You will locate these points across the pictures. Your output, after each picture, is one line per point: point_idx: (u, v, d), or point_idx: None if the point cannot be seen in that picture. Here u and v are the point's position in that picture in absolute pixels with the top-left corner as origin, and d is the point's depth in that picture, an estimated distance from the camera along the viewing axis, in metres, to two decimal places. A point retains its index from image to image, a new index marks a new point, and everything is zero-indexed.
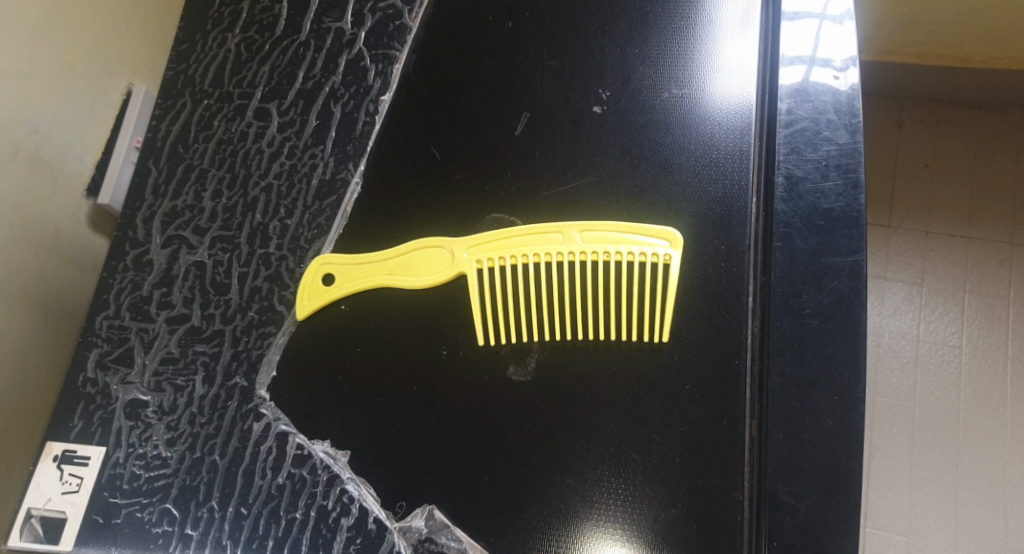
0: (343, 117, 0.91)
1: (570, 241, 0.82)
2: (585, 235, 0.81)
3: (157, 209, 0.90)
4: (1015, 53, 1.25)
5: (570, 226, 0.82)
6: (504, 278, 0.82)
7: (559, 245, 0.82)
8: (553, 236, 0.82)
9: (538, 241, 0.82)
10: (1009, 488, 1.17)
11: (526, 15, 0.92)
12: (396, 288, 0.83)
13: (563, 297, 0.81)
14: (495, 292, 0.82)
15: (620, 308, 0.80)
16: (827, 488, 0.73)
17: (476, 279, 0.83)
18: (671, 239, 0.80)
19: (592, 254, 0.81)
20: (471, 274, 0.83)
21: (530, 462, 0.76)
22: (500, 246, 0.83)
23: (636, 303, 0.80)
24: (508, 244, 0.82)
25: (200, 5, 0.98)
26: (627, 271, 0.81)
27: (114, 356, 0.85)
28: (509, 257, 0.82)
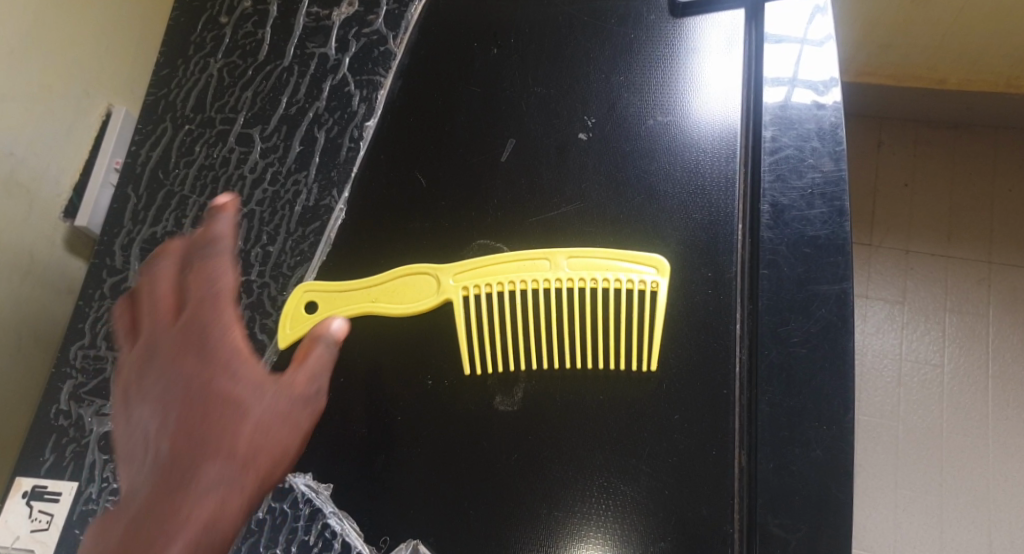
0: (328, 142, 0.90)
1: (558, 268, 0.80)
2: (574, 263, 0.80)
3: (136, 235, 0.88)
4: (989, 76, 1.27)
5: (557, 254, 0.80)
6: (491, 305, 0.81)
7: (546, 273, 0.80)
8: (539, 264, 0.81)
9: (525, 268, 0.81)
10: (993, 508, 1.17)
11: (512, 41, 0.92)
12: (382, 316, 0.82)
13: (550, 324, 0.80)
14: (482, 319, 0.80)
15: (608, 336, 0.79)
16: (816, 518, 0.72)
17: (464, 307, 0.81)
18: (657, 266, 0.79)
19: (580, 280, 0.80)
20: (457, 301, 0.81)
21: (518, 496, 0.75)
22: (487, 272, 0.81)
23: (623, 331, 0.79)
24: (494, 271, 0.81)
25: (183, 30, 0.97)
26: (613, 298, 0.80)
27: (88, 388, 0.82)
28: (496, 284, 0.81)
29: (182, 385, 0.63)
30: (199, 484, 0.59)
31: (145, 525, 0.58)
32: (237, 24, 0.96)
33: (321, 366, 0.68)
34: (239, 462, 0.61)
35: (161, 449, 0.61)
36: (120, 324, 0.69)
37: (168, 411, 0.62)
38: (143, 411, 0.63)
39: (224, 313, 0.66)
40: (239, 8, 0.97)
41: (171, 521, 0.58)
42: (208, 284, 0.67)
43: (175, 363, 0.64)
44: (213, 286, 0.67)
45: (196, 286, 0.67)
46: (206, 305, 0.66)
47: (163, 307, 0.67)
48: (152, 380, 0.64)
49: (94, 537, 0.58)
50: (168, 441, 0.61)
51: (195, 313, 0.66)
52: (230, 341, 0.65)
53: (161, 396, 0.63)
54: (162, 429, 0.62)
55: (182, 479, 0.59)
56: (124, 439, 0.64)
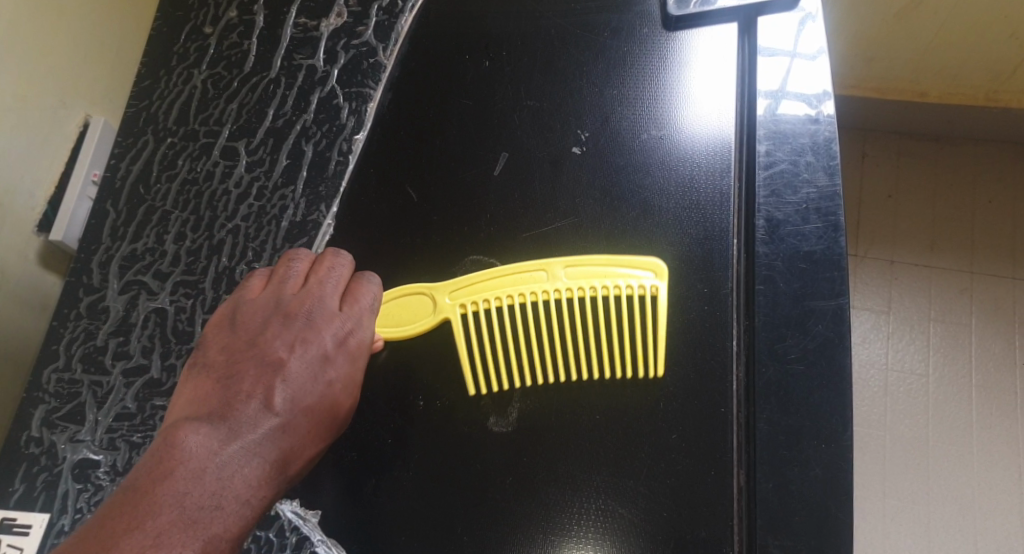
0: (316, 156, 0.88)
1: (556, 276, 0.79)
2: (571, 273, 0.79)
3: (115, 252, 0.85)
4: (970, 90, 1.27)
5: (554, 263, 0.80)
6: (491, 321, 0.79)
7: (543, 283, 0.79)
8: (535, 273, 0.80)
9: (523, 280, 0.79)
10: (979, 519, 1.16)
11: (503, 54, 0.91)
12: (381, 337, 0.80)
13: (550, 337, 0.78)
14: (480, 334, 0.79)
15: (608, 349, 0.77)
16: (816, 539, 0.70)
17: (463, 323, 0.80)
18: (656, 270, 0.79)
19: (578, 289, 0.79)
20: (456, 319, 0.79)
21: (513, 521, 0.73)
22: (483, 285, 0.80)
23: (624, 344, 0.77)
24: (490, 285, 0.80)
25: (166, 40, 0.94)
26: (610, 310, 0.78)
27: (62, 413, 0.79)
28: (494, 299, 0.79)
29: (310, 345, 0.67)
30: (267, 440, 0.62)
31: (215, 448, 0.59)
32: (222, 34, 0.94)
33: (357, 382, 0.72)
34: (297, 450, 0.64)
35: (248, 392, 0.64)
36: (279, 269, 0.74)
37: (263, 362, 0.65)
38: (263, 343, 0.67)
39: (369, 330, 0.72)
40: (223, 18, 0.94)
41: (233, 460, 0.60)
42: (371, 296, 0.74)
43: (290, 325, 0.68)
44: (372, 302, 0.73)
45: (357, 292, 0.73)
46: (362, 321, 0.72)
47: (335, 289, 0.72)
48: (271, 335, 0.67)
49: (161, 448, 0.59)
50: (270, 378, 0.64)
51: (354, 317, 0.71)
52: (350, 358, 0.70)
53: (282, 345, 0.67)
54: (274, 366, 0.65)
55: (261, 416, 0.62)
56: (229, 350, 0.67)
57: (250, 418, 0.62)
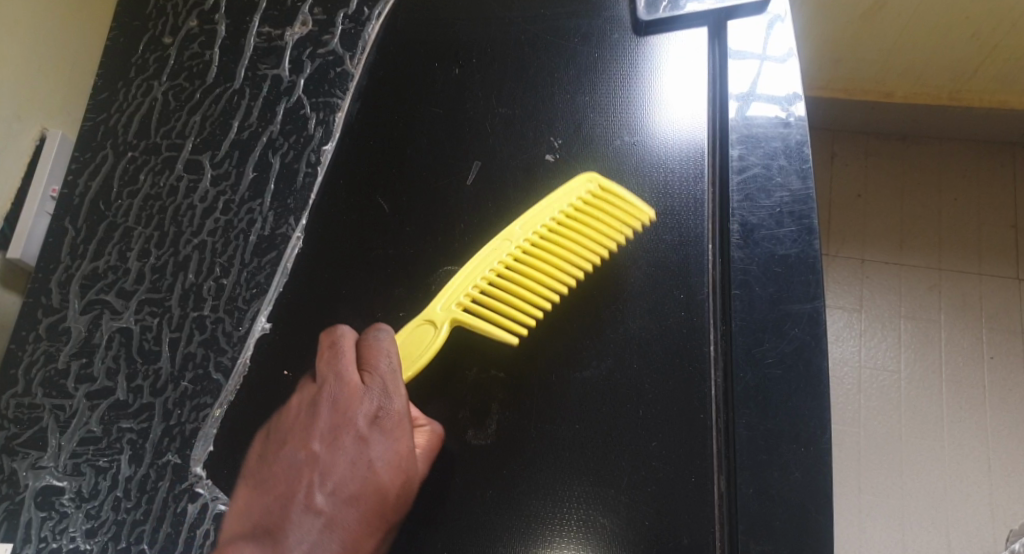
0: (283, 168, 0.85)
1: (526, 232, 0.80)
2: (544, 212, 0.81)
3: (76, 270, 0.81)
4: (933, 90, 1.28)
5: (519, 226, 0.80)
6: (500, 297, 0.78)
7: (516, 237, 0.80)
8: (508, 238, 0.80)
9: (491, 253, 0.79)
10: (950, 511, 1.17)
11: (473, 61, 0.89)
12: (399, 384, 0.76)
13: (561, 247, 0.80)
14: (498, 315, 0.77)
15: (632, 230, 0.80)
16: (797, 543, 0.69)
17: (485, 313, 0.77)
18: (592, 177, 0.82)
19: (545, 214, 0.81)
20: (465, 320, 0.77)
21: (495, 536, 0.72)
22: (474, 270, 0.78)
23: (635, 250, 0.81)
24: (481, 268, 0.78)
25: (123, 50, 0.90)
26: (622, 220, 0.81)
27: (23, 440, 0.76)
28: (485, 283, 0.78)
29: (343, 432, 0.71)
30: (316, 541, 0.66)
31: None
32: (183, 45, 0.90)
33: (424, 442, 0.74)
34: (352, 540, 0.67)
35: (291, 495, 0.68)
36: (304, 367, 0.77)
37: (299, 464, 0.70)
38: (298, 442, 0.71)
39: (396, 389, 0.72)
40: (184, 29, 0.91)
41: None
42: (386, 356, 0.73)
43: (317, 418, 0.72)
44: (388, 365, 0.73)
45: (371, 357, 0.74)
46: (382, 385, 0.72)
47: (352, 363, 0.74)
48: (303, 432, 0.72)
49: None
50: (309, 477, 0.69)
51: (374, 385, 0.72)
52: (386, 426, 0.71)
53: (313, 441, 0.71)
54: (310, 463, 0.70)
55: (304, 525, 0.66)
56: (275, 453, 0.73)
57: (298, 523, 0.67)
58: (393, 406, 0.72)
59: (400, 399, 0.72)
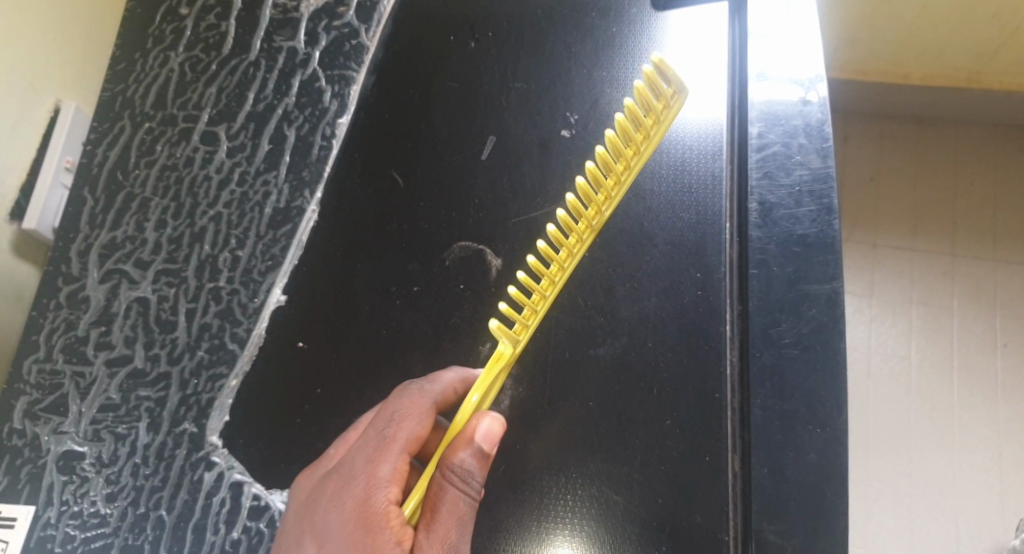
0: (299, 141, 0.85)
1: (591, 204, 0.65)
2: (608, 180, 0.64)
3: (94, 240, 0.82)
4: (952, 71, 1.21)
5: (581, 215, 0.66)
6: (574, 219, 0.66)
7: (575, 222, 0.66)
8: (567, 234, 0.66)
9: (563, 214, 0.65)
10: (957, 495, 1.13)
11: (489, 35, 0.89)
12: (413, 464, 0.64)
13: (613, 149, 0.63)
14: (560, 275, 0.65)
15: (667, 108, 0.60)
16: (813, 524, 0.68)
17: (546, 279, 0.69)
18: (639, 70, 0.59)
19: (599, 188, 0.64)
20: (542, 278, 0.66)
21: (510, 509, 0.73)
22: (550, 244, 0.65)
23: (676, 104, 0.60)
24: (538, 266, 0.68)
25: (139, 20, 0.90)
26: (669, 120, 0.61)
27: (44, 405, 0.77)
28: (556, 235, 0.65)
29: (326, 522, 0.62)
30: None
31: None
32: (198, 15, 0.90)
33: (466, 466, 0.60)
34: None
35: None
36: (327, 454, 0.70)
37: None
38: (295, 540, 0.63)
39: (374, 465, 0.63)
40: None
41: None
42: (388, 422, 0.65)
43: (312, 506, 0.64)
44: (389, 431, 0.65)
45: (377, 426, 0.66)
46: (359, 459, 0.64)
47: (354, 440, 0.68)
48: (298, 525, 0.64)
49: None
50: None
51: (352, 461, 0.64)
52: (350, 513, 0.62)
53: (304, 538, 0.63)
54: None
55: None
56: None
57: None
58: (362, 485, 0.63)
59: (376, 477, 0.63)
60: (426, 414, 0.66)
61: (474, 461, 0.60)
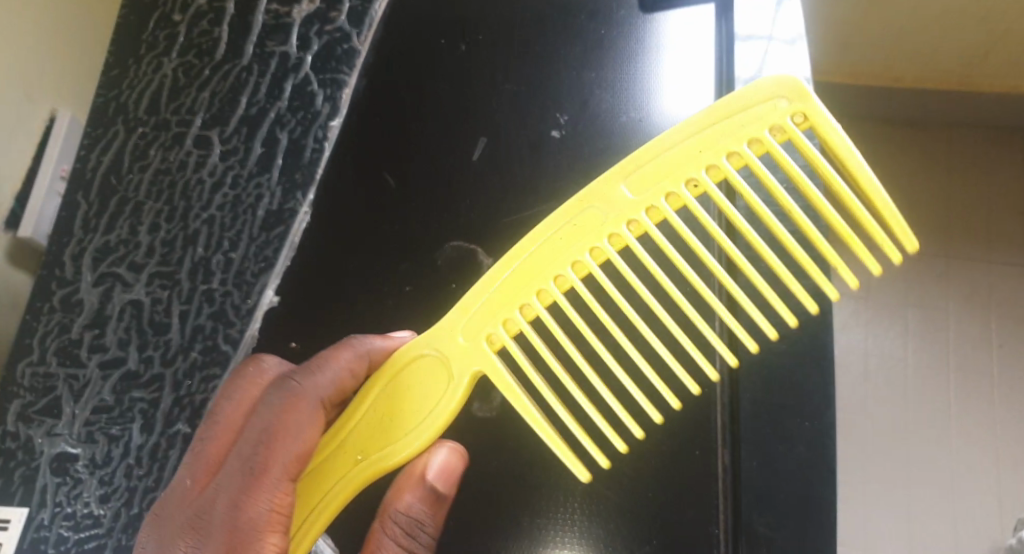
0: (290, 144, 0.85)
1: (694, 181, 0.63)
2: (746, 162, 0.61)
3: (88, 244, 0.82)
4: (941, 74, 1.20)
5: (678, 181, 0.63)
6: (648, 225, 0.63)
7: (669, 207, 0.63)
8: (650, 204, 0.63)
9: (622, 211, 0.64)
10: (955, 496, 1.12)
11: (480, 38, 0.90)
12: (330, 489, 0.65)
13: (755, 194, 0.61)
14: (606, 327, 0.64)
15: (888, 195, 0.60)
16: (801, 517, 0.68)
17: (531, 275, 0.64)
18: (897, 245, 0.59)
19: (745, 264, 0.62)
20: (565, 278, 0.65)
21: (501, 507, 0.74)
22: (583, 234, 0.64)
23: (890, 207, 0.59)
24: (597, 213, 0.64)
25: (133, 27, 0.91)
26: (745, 102, 0.62)
27: (37, 408, 0.77)
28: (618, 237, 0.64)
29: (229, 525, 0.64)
30: None
31: None
32: (192, 22, 0.90)
33: (416, 512, 0.67)
34: None
35: None
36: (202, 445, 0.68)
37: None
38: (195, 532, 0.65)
39: (247, 504, 0.63)
40: (193, 5, 0.91)
41: None
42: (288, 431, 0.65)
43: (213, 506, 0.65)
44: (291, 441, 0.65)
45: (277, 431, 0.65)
46: (236, 494, 0.64)
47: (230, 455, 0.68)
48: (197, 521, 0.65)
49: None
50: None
51: (228, 495, 0.65)
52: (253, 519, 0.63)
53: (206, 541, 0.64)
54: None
55: None
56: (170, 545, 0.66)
57: None
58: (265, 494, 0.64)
59: (251, 520, 0.63)
60: (301, 439, 0.65)
61: (429, 509, 0.67)
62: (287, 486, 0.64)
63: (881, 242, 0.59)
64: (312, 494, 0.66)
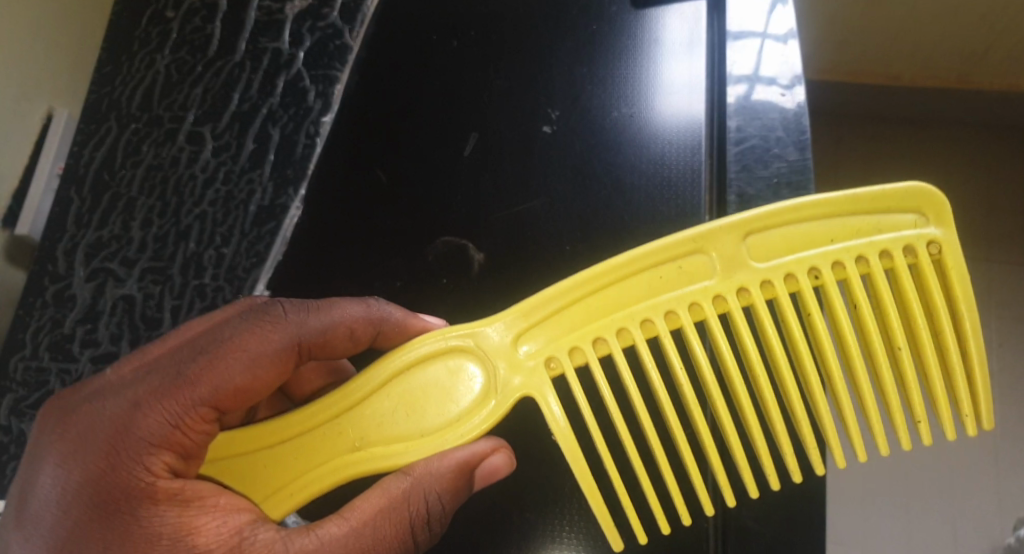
0: (283, 139, 0.86)
1: (817, 272, 0.65)
2: (870, 270, 0.64)
3: (80, 240, 0.83)
4: (941, 72, 1.17)
5: (799, 259, 0.64)
6: (756, 289, 0.65)
7: (785, 287, 0.65)
8: (770, 278, 0.64)
9: (735, 265, 0.65)
10: (957, 495, 1.07)
11: (471, 34, 0.90)
12: (312, 469, 0.64)
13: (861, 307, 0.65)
14: (682, 382, 0.65)
15: (982, 369, 0.65)
16: (793, 513, 0.67)
17: (621, 310, 0.65)
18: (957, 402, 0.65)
19: (832, 375, 0.65)
20: (657, 331, 0.65)
21: (491, 502, 0.73)
22: (690, 284, 0.65)
23: (976, 366, 0.65)
24: (711, 264, 0.65)
25: (127, 27, 0.91)
26: (889, 210, 0.64)
27: (30, 402, 0.77)
28: (722, 296, 0.65)
29: (130, 415, 0.59)
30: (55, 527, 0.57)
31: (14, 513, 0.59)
32: (185, 18, 0.91)
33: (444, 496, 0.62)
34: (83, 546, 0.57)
35: (56, 463, 0.59)
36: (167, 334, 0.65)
37: (77, 431, 0.59)
38: (94, 403, 0.60)
39: (151, 411, 0.59)
40: (186, 3, 0.92)
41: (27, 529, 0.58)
42: (241, 356, 0.62)
43: (127, 390, 0.60)
44: (237, 371, 0.61)
45: (232, 347, 0.62)
46: (143, 394, 0.60)
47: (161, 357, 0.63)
48: (104, 396, 0.61)
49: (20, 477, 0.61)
50: (80, 457, 0.58)
51: (133, 391, 0.60)
52: (155, 424, 0.59)
53: (100, 416, 0.59)
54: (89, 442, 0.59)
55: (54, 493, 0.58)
56: (77, 397, 0.62)
57: (46, 483, 0.59)
58: (183, 404, 0.59)
59: (144, 428, 0.58)
60: (249, 367, 0.62)
61: (457, 503, 0.62)
62: (206, 411, 0.60)
63: (966, 420, 0.64)
64: (277, 462, 0.64)
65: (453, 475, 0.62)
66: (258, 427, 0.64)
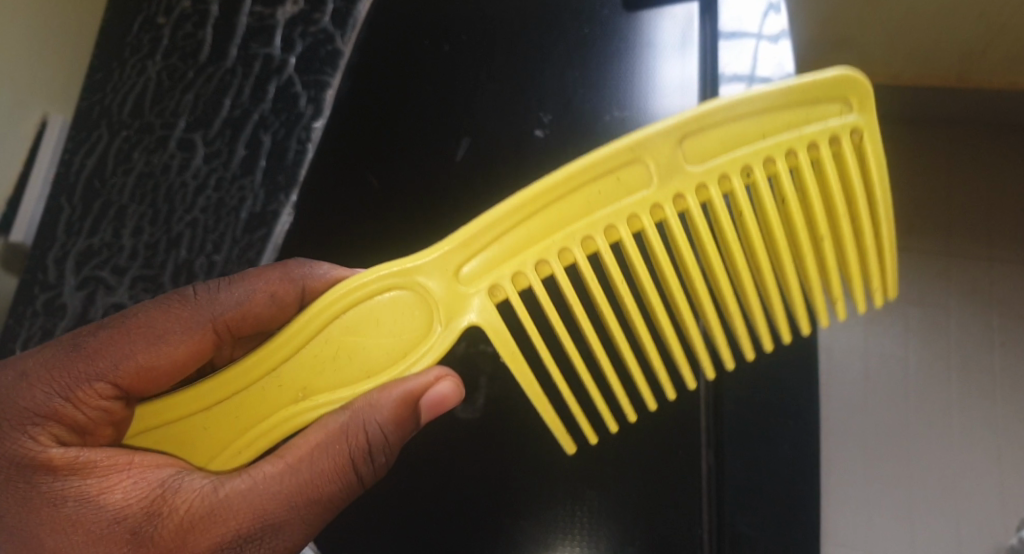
0: (273, 146, 0.85)
1: (748, 170, 0.61)
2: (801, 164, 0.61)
3: (71, 248, 0.83)
4: None
5: (730, 160, 0.61)
6: (691, 206, 0.62)
7: (717, 189, 0.61)
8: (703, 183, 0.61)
9: (665, 177, 0.61)
10: None
11: (462, 38, 0.89)
12: (256, 425, 0.63)
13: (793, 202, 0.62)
14: (622, 292, 0.64)
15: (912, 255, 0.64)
16: (780, 515, 0.73)
17: (558, 231, 0.62)
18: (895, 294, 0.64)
19: (763, 277, 0.64)
20: (588, 248, 0.63)
21: (486, 508, 0.76)
22: (620, 199, 0.62)
23: (901, 250, 0.64)
24: (642, 173, 0.61)
25: (118, 35, 0.91)
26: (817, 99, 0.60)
27: None
28: (654, 210, 0.62)
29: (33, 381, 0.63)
30: None
31: None
32: (176, 24, 0.91)
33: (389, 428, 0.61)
34: None
35: None
36: None
37: None
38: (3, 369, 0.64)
39: (52, 379, 0.63)
40: (177, 8, 0.91)
41: None
42: (149, 334, 0.66)
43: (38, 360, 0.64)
44: (143, 347, 0.65)
45: (140, 326, 0.66)
46: (37, 366, 0.64)
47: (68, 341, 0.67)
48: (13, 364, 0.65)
49: None
50: None
51: (25, 365, 0.64)
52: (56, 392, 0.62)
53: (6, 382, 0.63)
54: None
55: None
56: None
57: None
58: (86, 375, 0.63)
59: (42, 397, 0.62)
60: (154, 345, 0.65)
61: (401, 434, 0.62)
62: (107, 385, 0.63)
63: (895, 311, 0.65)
64: (223, 420, 0.64)
65: (396, 409, 0.61)
66: (180, 397, 0.63)
